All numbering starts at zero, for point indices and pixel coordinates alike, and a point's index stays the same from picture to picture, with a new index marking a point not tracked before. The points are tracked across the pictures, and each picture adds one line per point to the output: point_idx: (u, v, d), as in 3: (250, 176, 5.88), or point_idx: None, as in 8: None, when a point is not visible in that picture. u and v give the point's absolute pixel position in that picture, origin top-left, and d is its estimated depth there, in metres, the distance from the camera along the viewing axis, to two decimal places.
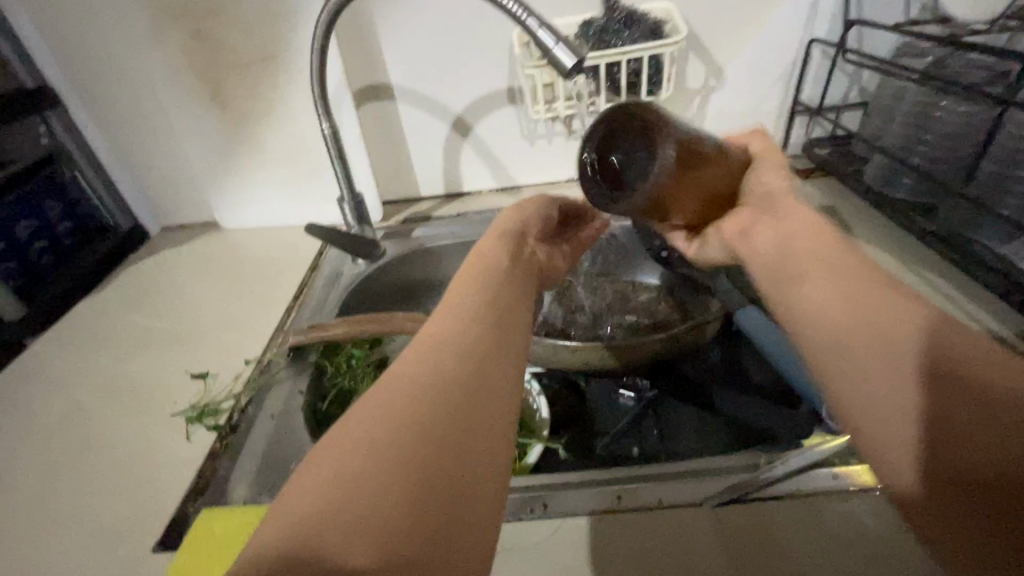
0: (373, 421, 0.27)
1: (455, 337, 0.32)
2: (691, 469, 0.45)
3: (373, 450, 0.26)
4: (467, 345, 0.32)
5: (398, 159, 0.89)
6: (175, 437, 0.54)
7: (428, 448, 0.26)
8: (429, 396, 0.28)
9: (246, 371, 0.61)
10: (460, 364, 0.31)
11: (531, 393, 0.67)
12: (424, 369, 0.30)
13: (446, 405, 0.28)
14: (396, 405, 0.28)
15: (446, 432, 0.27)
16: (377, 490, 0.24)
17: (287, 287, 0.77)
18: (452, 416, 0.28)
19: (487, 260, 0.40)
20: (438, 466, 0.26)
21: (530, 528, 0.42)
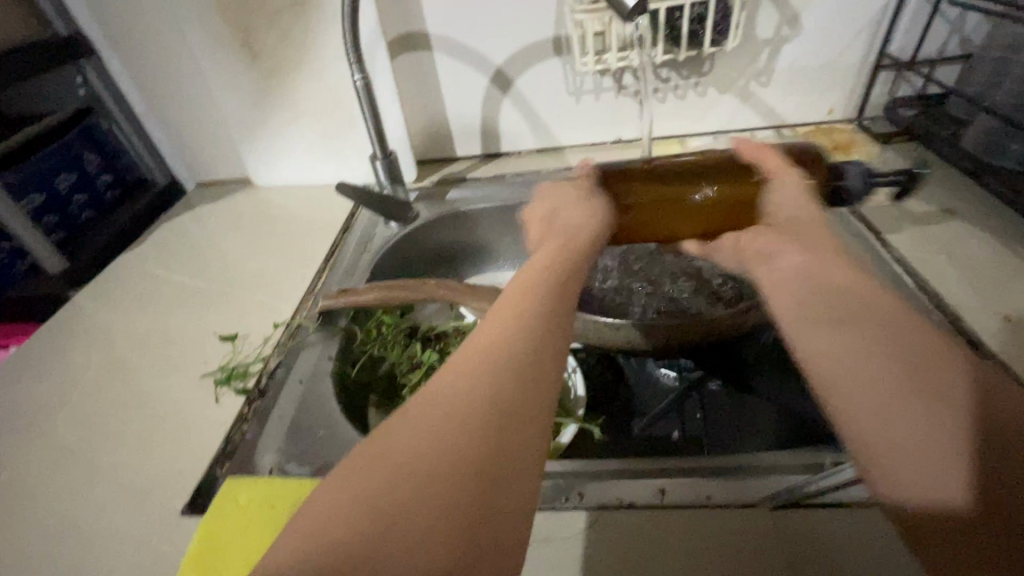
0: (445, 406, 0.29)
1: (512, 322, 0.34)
2: (744, 465, 0.41)
3: (458, 437, 0.26)
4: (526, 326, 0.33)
5: (434, 116, 0.84)
6: (204, 399, 0.53)
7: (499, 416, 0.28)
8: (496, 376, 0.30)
9: (276, 334, 0.60)
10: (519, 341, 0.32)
11: (567, 368, 0.63)
12: (492, 353, 0.31)
13: (511, 381, 0.30)
14: (458, 390, 0.29)
15: (500, 413, 0.28)
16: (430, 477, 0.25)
17: (318, 248, 0.75)
18: (508, 391, 0.29)
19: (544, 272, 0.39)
20: (485, 448, 0.27)
21: (564, 518, 0.39)
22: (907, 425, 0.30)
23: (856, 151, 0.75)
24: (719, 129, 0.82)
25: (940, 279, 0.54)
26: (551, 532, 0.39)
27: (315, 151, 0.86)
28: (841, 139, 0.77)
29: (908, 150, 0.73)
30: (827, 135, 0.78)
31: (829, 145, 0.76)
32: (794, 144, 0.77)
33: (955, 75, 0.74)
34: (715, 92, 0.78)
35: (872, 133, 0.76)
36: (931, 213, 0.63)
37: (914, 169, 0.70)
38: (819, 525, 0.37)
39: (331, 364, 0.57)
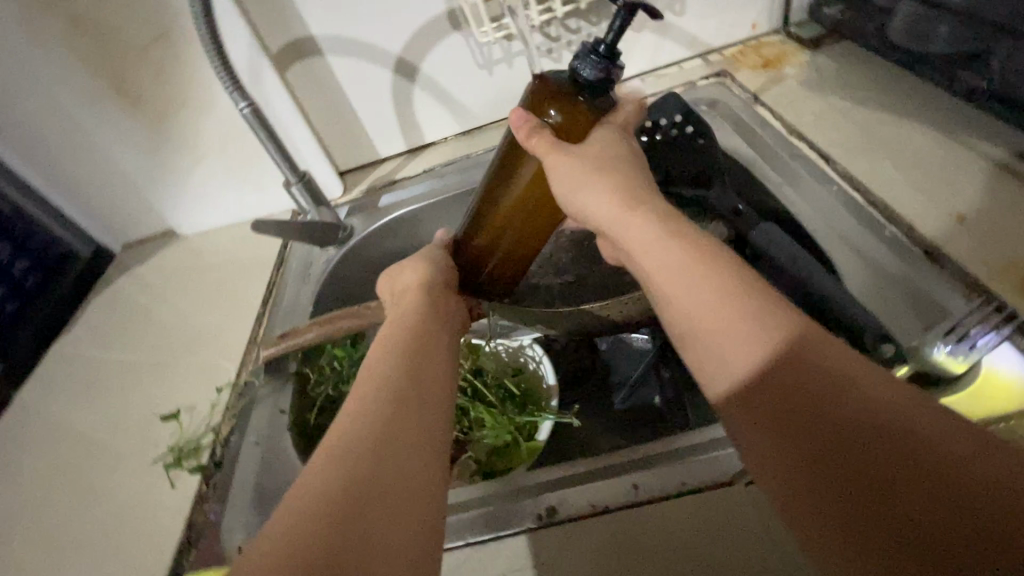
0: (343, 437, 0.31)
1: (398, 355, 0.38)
2: (713, 439, 0.39)
3: (366, 451, 0.30)
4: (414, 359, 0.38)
5: (346, 122, 0.78)
6: (160, 486, 0.51)
7: (394, 429, 0.32)
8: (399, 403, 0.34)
9: (223, 397, 0.57)
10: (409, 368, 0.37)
11: (535, 357, 0.60)
12: (382, 384, 0.35)
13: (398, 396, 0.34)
14: (360, 413, 0.32)
15: (394, 451, 0.30)
16: (347, 482, 0.28)
17: (255, 291, 0.71)
18: (400, 424, 0.32)
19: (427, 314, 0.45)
20: (389, 463, 0.30)
21: (542, 540, 0.37)
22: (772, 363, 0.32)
23: (788, 63, 0.70)
24: (645, 69, 0.77)
25: (889, 189, 0.51)
26: (531, 556, 0.36)
27: (232, 187, 0.81)
28: (770, 54, 0.73)
29: (839, 50, 0.69)
30: (756, 52, 0.74)
31: (759, 63, 0.72)
32: (723, 70, 0.73)
33: None
34: (631, 32, 0.73)
35: (801, 41, 0.72)
36: (871, 116, 0.59)
37: (847, 71, 0.66)
38: None
39: (286, 418, 0.54)
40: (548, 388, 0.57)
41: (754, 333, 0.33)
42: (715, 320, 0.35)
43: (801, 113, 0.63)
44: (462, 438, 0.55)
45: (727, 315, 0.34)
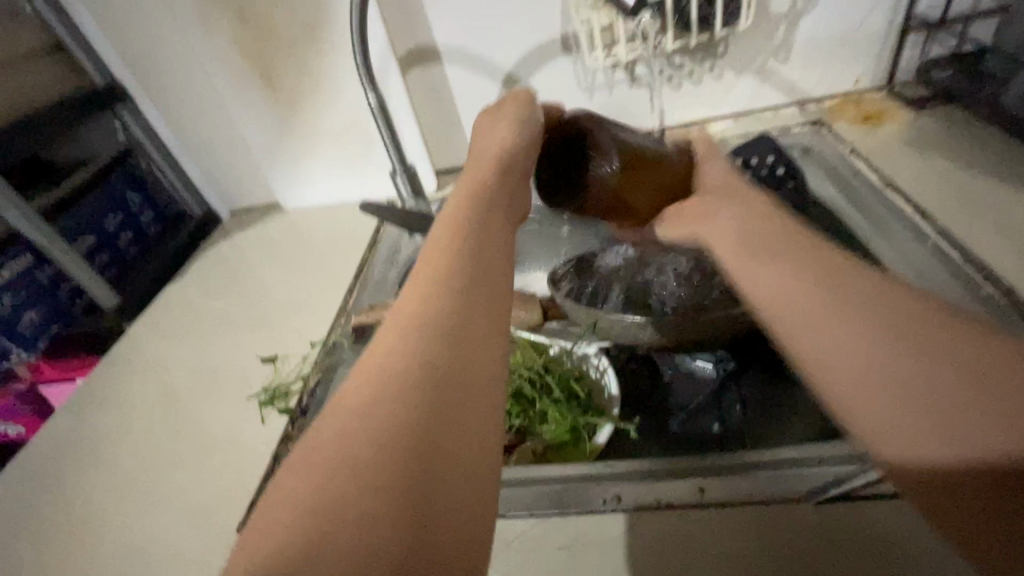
0: (371, 402, 0.26)
1: (389, 366, 0.28)
2: (782, 457, 0.40)
3: (375, 432, 0.25)
4: (398, 385, 0.27)
5: (450, 125, 0.85)
6: (251, 421, 0.56)
7: (430, 388, 0.27)
8: (355, 454, 0.24)
9: (313, 353, 0.62)
10: (382, 398, 0.26)
11: (599, 366, 0.62)
12: (413, 324, 0.30)
13: (443, 346, 0.29)
14: (401, 345, 0.29)
15: (438, 423, 0.26)
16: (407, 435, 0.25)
17: (348, 265, 0.77)
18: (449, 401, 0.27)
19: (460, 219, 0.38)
20: (444, 444, 0.25)
21: (605, 521, 0.39)
22: (890, 363, 0.30)
23: (888, 120, 0.71)
24: (740, 111, 0.80)
25: (987, 249, 0.51)
26: (595, 537, 0.38)
27: (337, 171, 0.89)
28: (870, 109, 0.74)
29: (944, 114, 0.70)
30: (856, 106, 0.75)
31: (858, 116, 0.73)
32: (821, 119, 0.74)
33: (993, 29, 0.69)
34: (732, 74, 0.76)
35: (904, 99, 0.73)
36: (973, 179, 0.59)
37: (951, 133, 0.66)
38: (873, 517, 0.35)
39: None
40: (610, 397, 0.59)
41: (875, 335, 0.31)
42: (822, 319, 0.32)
43: (899, 169, 0.63)
44: (523, 429, 0.58)
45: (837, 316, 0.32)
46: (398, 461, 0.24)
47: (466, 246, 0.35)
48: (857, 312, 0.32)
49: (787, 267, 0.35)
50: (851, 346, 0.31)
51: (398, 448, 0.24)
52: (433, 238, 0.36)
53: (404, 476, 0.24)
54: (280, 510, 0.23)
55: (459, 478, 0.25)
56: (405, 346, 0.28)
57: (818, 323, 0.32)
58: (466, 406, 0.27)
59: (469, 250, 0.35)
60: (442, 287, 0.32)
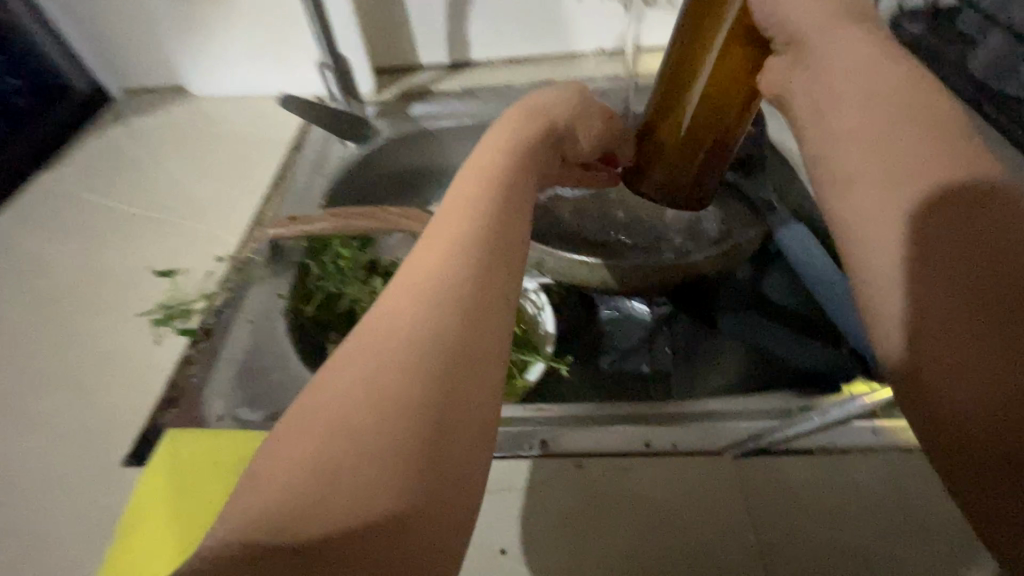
0: (384, 358, 0.26)
1: (402, 328, 0.26)
2: (710, 411, 0.40)
3: (385, 396, 0.24)
4: (417, 353, 0.26)
5: (395, 15, 0.73)
6: (143, 341, 0.49)
7: (445, 351, 0.26)
8: (367, 416, 0.24)
9: (221, 268, 0.55)
10: (394, 364, 0.25)
11: (537, 302, 0.59)
12: (427, 279, 0.28)
13: (456, 304, 0.28)
14: (414, 302, 0.27)
15: (451, 386, 0.26)
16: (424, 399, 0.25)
17: (268, 169, 0.67)
18: (465, 362, 0.26)
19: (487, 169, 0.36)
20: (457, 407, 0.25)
21: (529, 465, 0.38)
22: (925, 271, 0.24)
23: None
24: None
25: None
26: (517, 486, 0.37)
27: (255, 56, 0.75)
28: None
29: None
30: None
31: None
32: None
33: None
34: None
35: None
36: None
37: None
38: (794, 471, 0.36)
39: (282, 304, 0.53)
40: (545, 334, 0.57)
41: (929, 245, 0.24)
42: (881, 218, 0.26)
43: None
44: None
45: (907, 206, 0.25)
46: (417, 387, 0.25)
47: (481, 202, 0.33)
48: (925, 256, 0.24)
49: (874, 191, 0.27)
50: (903, 244, 0.25)
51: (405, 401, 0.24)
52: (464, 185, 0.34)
53: (419, 441, 0.24)
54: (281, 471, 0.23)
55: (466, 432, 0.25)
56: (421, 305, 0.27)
57: (882, 213, 0.26)
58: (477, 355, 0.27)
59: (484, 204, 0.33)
60: (459, 242, 0.30)
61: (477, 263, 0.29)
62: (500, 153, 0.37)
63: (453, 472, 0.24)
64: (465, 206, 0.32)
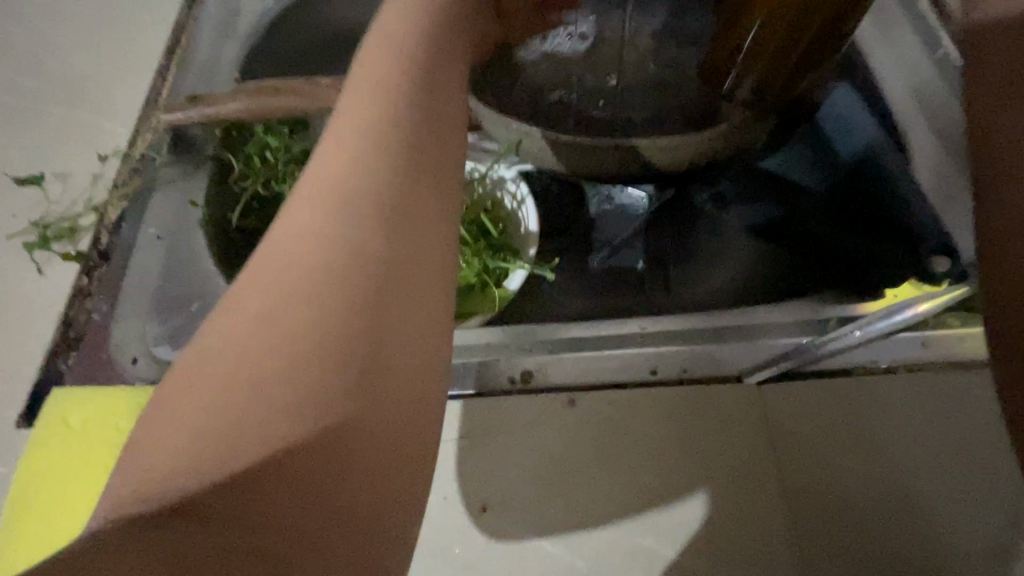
0: (299, 268, 0.20)
1: (320, 235, 0.21)
2: (730, 325, 0.32)
3: (300, 314, 0.19)
4: (341, 257, 0.20)
5: None
6: (24, 269, 0.39)
7: (378, 257, 0.21)
8: (271, 348, 0.19)
9: (110, 171, 0.43)
10: (319, 275, 0.20)
11: (516, 195, 0.48)
12: (353, 163, 0.22)
13: (393, 201, 0.22)
14: (335, 198, 0.21)
15: (385, 299, 0.21)
16: (356, 319, 0.20)
17: (157, 31, 0.51)
18: (412, 271, 0.22)
19: (392, 40, 0.27)
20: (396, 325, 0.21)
21: (511, 406, 0.31)
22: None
23: None
24: None
25: None
26: (499, 428, 0.31)
27: None
28: None
29: None
30: None
31: None
32: None
33: None
34: None
35: None
36: None
37: None
38: (822, 396, 0.31)
39: (198, 212, 0.42)
40: (527, 234, 0.47)
41: None
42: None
43: None
44: None
45: None
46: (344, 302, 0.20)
47: (403, 72, 0.26)
48: None
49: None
50: None
51: (327, 320, 0.19)
52: (381, 49, 0.27)
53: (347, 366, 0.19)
54: (177, 419, 0.18)
55: (409, 355, 0.21)
56: (347, 201, 0.21)
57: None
58: (415, 262, 0.22)
59: (409, 79, 0.26)
60: (387, 126, 0.24)
61: (402, 160, 0.23)
62: (420, 20, 0.29)
63: (397, 400, 0.20)
64: (378, 82, 0.25)
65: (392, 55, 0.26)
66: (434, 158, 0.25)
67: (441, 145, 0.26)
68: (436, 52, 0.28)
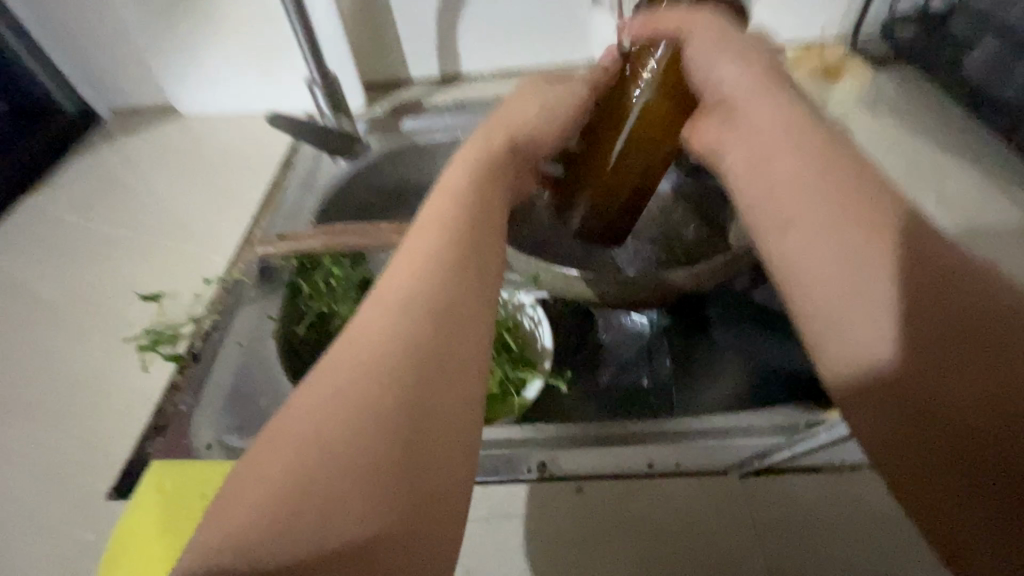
0: (355, 369, 0.24)
1: (374, 344, 0.25)
2: (715, 427, 0.38)
3: (350, 410, 0.23)
4: (388, 364, 0.24)
5: (382, 29, 0.73)
6: (130, 368, 0.48)
7: (418, 363, 0.24)
8: (327, 437, 0.22)
9: (208, 291, 0.54)
10: (372, 377, 0.24)
11: (535, 318, 0.57)
12: (407, 286, 0.27)
13: (433, 315, 0.26)
14: (388, 315, 0.26)
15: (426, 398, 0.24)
16: (399, 415, 0.23)
17: (255, 188, 0.66)
18: (450, 371, 0.25)
19: (450, 181, 0.33)
20: (434, 421, 0.24)
21: (527, 492, 0.36)
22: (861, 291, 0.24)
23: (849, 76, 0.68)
24: None
25: None
26: (520, 510, 0.36)
27: (242, 72, 0.74)
28: None
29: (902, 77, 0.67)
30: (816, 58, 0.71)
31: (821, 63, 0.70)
32: None
33: None
34: None
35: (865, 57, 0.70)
36: (915, 154, 0.59)
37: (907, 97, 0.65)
38: (801, 492, 0.35)
39: (274, 324, 0.51)
40: (544, 350, 0.55)
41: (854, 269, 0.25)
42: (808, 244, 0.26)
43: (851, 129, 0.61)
44: None
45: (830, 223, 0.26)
46: (387, 402, 0.23)
47: (458, 207, 0.31)
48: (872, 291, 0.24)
49: (814, 234, 0.26)
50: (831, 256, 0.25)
51: (378, 413, 0.23)
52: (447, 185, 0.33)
53: (394, 453, 0.22)
54: (247, 498, 0.21)
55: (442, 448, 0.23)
56: (391, 322, 0.25)
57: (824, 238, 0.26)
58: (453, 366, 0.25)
59: (460, 210, 0.31)
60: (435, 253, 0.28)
61: (452, 269, 0.28)
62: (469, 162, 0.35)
63: (435, 489, 0.23)
64: (437, 216, 0.30)
65: (451, 193, 0.32)
66: (483, 263, 0.29)
67: (488, 261, 0.30)
68: (489, 184, 0.34)
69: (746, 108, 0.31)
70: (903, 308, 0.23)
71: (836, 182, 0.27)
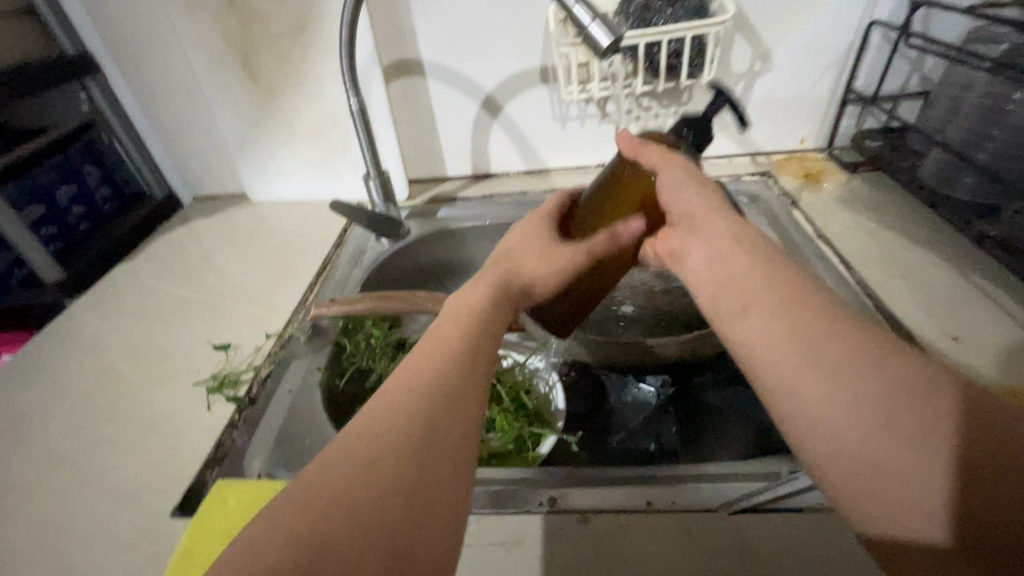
0: (373, 431, 0.29)
1: (387, 413, 0.30)
2: (706, 473, 0.43)
3: (368, 463, 0.27)
4: (398, 427, 0.29)
5: (427, 136, 0.87)
6: (196, 408, 0.55)
7: (424, 430, 0.29)
8: (345, 482, 0.26)
9: (267, 344, 0.62)
10: (385, 438, 0.28)
11: (550, 381, 0.63)
12: (420, 370, 0.33)
13: (439, 395, 0.31)
14: (399, 393, 0.31)
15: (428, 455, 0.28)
16: (405, 467, 0.27)
17: (311, 261, 0.77)
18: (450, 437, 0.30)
19: (465, 296, 0.42)
20: (434, 477, 0.28)
21: (538, 521, 0.41)
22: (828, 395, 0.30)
23: (828, 179, 0.79)
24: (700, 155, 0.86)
25: (898, 302, 0.58)
26: (532, 537, 0.40)
27: (309, 168, 0.88)
28: (812, 167, 0.81)
29: (874, 179, 0.77)
30: (799, 163, 0.82)
31: (801, 171, 0.81)
32: (769, 171, 0.81)
33: (916, 110, 0.79)
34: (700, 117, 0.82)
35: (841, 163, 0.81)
36: (888, 242, 0.66)
37: (879, 197, 0.74)
38: (784, 529, 0.38)
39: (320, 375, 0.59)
40: (557, 410, 0.61)
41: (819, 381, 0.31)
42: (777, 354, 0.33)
43: (831, 223, 0.70)
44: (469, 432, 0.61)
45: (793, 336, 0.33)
46: (399, 457, 0.28)
47: (464, 316, 0.39)
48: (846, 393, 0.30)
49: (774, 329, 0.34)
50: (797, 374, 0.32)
51: (391, 463, 0.27)
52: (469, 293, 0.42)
53: (397, 508, 0.26)
54: (271, 530, 0.25)
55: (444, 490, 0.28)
56: (403, 398, 0.31)
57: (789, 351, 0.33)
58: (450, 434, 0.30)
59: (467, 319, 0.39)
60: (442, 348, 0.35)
61: (459, 358, 0.34)
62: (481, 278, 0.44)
63: (430, 535, 0.26)
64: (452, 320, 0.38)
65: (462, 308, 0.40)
66: (482, 356, 0.36)
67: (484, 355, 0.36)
68: (494, 298, 0.42)
69: (703, 221, 0.41)
70: (869, 404, 0.29)
71: (785, 284, 0.35)
